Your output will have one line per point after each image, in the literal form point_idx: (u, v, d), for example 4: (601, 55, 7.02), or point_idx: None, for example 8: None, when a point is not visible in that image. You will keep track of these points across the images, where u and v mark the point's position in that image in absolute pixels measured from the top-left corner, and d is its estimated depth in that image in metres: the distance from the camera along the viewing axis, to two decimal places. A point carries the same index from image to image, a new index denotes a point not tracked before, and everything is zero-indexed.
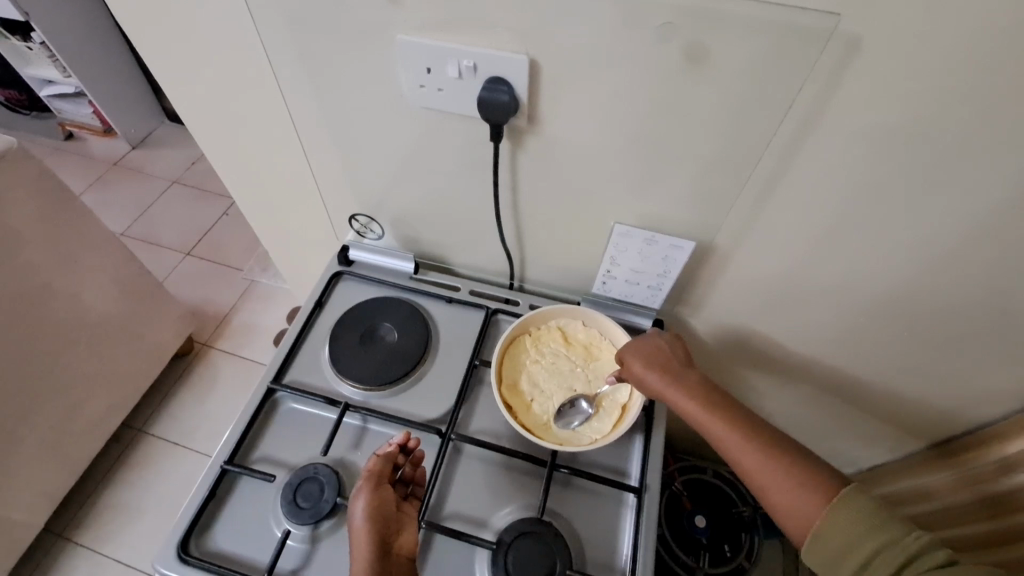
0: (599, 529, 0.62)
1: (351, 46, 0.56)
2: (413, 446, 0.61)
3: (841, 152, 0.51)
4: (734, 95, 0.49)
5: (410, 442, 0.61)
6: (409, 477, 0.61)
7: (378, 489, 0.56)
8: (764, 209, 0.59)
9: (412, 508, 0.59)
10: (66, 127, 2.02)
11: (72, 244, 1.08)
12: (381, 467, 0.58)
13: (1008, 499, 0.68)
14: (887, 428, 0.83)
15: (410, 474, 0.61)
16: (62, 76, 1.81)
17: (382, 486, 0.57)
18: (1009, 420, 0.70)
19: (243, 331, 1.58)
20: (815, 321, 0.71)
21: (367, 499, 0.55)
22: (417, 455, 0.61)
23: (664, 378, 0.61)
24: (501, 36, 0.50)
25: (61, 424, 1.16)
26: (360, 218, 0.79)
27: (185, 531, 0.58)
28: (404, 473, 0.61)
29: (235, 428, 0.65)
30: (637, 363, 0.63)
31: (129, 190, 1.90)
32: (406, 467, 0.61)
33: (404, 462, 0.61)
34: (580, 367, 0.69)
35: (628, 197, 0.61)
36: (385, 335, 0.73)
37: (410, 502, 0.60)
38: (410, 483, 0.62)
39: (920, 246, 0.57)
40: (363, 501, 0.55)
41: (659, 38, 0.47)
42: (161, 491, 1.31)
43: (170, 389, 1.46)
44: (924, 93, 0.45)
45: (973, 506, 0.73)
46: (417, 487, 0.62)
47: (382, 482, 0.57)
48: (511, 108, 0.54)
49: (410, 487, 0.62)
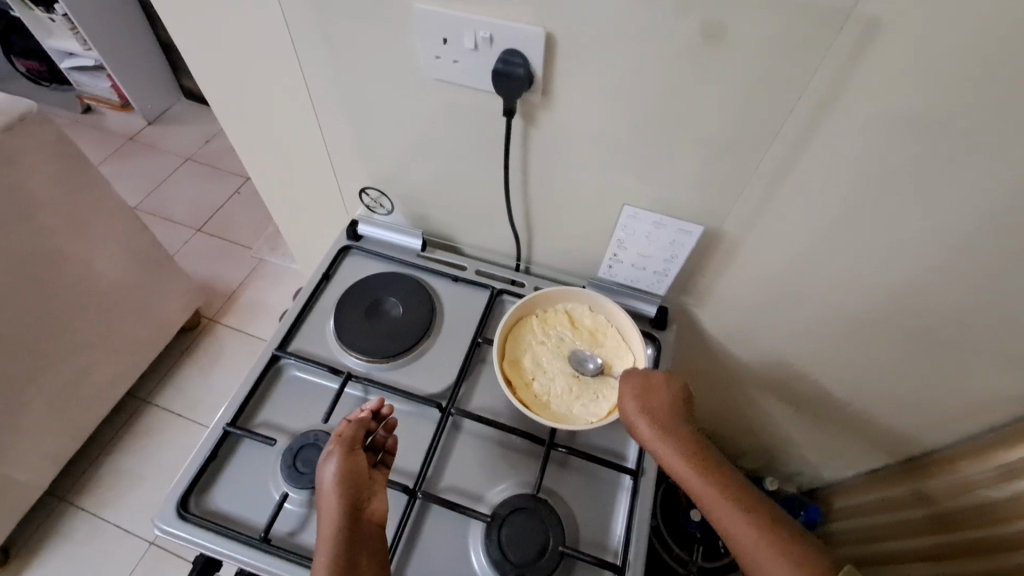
0: (594, 509, 0.63)
1: (369, 16, 0.56)
2: (386, 412, 0.61)
3: (856, 139, 0.51)
4: (750, 76, 0.49)
5: (383, 408, 0.61)
6: (380, 443, 0.61)
7: (351, 454, 0.55)
8: (776, 195, 0.58)
9: (383, 473, 0.58)
10: (85, 101, 2.04)
11: (86, 210, 1.09)
12: (352, 432, 0.57)
13: (1010, 506, 0.68)
14: (888, 430, 0.83)
15: (381, 440, 0.61)
16: (83, 49, 1.83)
17: (355, 451, 0.56)
18: (1013, 427, 0.70)
19: (250, 308, 1.60)
20: (823, 315, 0.70)
21: (339, 463, 0.54)
22: (390, 422, 0.62)
23: (654, 429, 0.59)
24: (518, 8, 0.50)
25: (67, 389, 1.18)
26: (370, 192, 0.79)
27: (186, 489, 0.59)
28: (374, 439, 0.61)
29: (239, 393, 0.66)
30: (631, 407, 0.60)
31: (144, 164, 1.92)
32: (377, 433, 0.61)
33: (376, 428, 0.60)
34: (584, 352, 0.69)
35: (638, 179, 0.61)
36: (390, 309, 0.73)
37: (380, 468, 0.59)
38: (379, 449, 0.61)
39: (934, 240, 0.56)
40: (335, 465, 0.54)
41: (678, 14, 0.46)
42: (163, 460, 1.33)
43: (175, 361, 1.48)
44: (940, 80, 0.45)
45: (948, 516, 0.76)
46: (387, 454, 0.61)
47: (355, 447, 0.56)
48: (525, 82, 0.54)
49: (380, 453, 0.61)
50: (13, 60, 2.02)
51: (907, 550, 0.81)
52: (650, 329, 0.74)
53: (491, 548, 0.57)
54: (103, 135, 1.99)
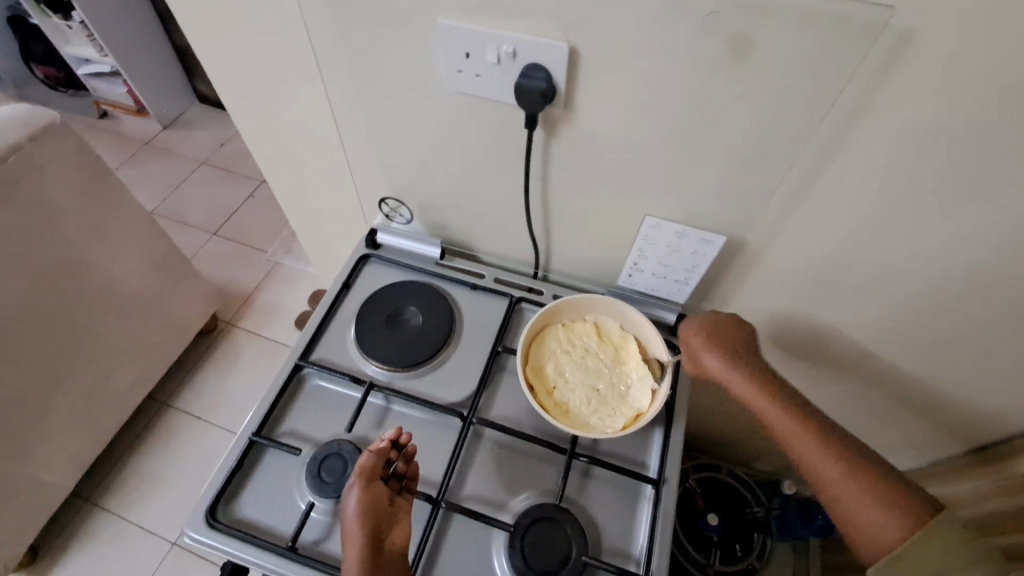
0: (616, 519, 0.63)
1: (391, 30, 0.56)
2: (406, 441, 0.61)
3: (883, 150, 0.50)
4: (778, 89, 0.48)
5: (402, 437, 0.61)
6: (401, 472, 0.60)
7: (371, 485, 0.57)
8: (799, 206, 0.58)
9: (405, 502, 0.59)
10: (101, 106, 2.07)
11: (108, 218, 1.11)
12: (372, 463, 0.58)
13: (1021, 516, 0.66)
14: (913, 438, 0.82)
15: (403, 469, 0.61)
16: (100, 55, 1.85)
17: (375, 482, 0.57)
18: None
19: (266, 311, 1.61)
20: (847, 322, 0.69)
21: (359, 494, 0.55)
22: (409, 450, 0.61)
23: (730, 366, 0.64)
24: (542, 23, 0.50)
25: (91, 394, 1.20)
26: (389, 202, 0.80)
27: (214, 497, 0.60)
28: (397, 468, 0.61)
29: (264, 402, 0.67)
30: (708, 352, 0.66)
31: (160, 169, 1.94)
32: (399, 462, 0.61)
33: (397, 457, 0.61)
34: (606, 363, 0.69)
35: (661, 187, 0.61)
36: (409, 318, 0.74)
37: (402, 496, 0.59)
38: (403, 477, 0.61)
39: (965, 251, 0.55)
40: (356, 496, 0.55)
41: (704, 28, 0.46)
42: (184, 462, 1.35)
43: (194, 365, 1.50)
44: (976, 92, 0.44)
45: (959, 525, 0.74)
46: (410, 481, 0.61)
47: (374, 478, 0.57)
48: (547, 95, 0.54)
49: (403, 482, 0.61)
50: (32, 67, 2.05)
51: None
52: (671, 337, 0.73)
53: (515, 558, 0.58)
54: (120, 139, 2.02)
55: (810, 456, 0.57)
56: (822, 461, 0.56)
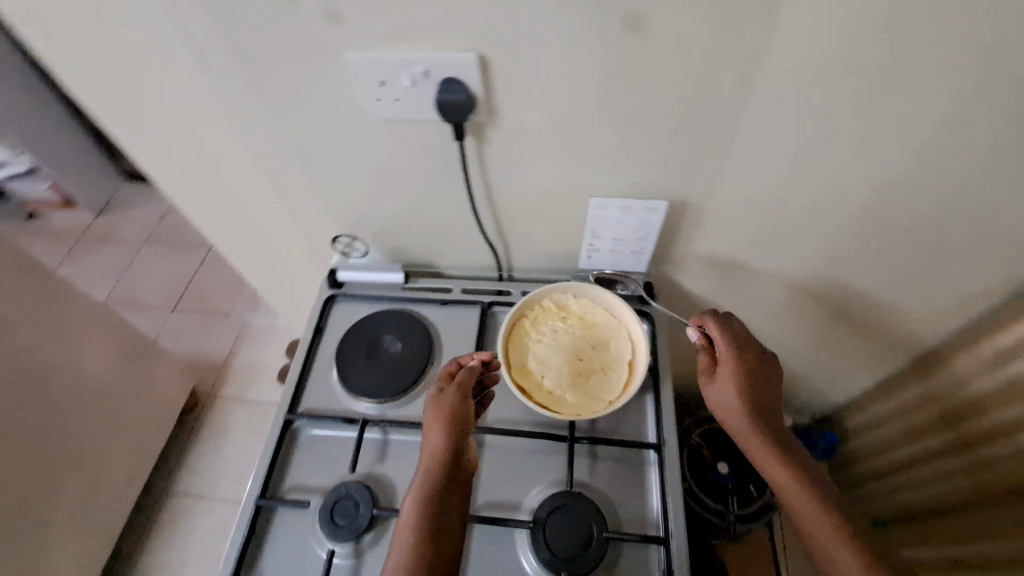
0: (628, 492, 0.65)
1: (305, 72, 0.56)
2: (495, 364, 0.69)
3: (790, 92, 0.53)
4: (677, 57, 0.51)
5: (493, 360, 0.68)
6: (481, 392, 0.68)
7: (463, 403, 0.63)
8: (729, 156, 0.61)
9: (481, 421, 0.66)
10: (26, 206, 1.99)
11: (61, 320, 1.08)
12: (466, 380, 0.65)
13: (981, 399, 0.73)
14: (883, 346, 0.86)
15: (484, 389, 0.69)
16: (14, 155, 1.78)
17: (466, 402, 0.63)
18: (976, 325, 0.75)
19: (245, 373, 1.58)
20: (800, 253, 0.73)
21: (449, 411, 0.62)
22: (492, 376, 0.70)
23: (728, 379, 0.65)
24: (446, 38, 0.52)
25: (85, 498, 1.16)
26: (342, 239, 0.80)
27: (233, 568, 0.60)
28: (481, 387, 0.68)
29: (262, 463, 0.66)
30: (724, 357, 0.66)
31: (104, 256, 1.88)
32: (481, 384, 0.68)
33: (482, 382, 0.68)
34: (581, 337, 0.70)
35: (599, 168, 0.63)
36: (389, 346, 0.74)
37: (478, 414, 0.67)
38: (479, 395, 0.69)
39: (886, 163, 0.59)
40: (446, 411, 0.61)
41: (599, 13, 0.48)
42: (197, 544, 1.32)
43: (185, 444, 1.46)
44: (852, 22, 0.47)
45: (933, 418, 0.81)
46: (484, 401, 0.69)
47: (466, 396, 0.64)
48: (468, 106, 0.55)
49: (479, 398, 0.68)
50: None
51: (909, 457, 0.87)
52: (641, 306, 0.76)
53: (541, 551, 0.59)
54: (54, 237, 1.95)
55: (765, 465, 0.63)
56: (786, 480, 0.61)
